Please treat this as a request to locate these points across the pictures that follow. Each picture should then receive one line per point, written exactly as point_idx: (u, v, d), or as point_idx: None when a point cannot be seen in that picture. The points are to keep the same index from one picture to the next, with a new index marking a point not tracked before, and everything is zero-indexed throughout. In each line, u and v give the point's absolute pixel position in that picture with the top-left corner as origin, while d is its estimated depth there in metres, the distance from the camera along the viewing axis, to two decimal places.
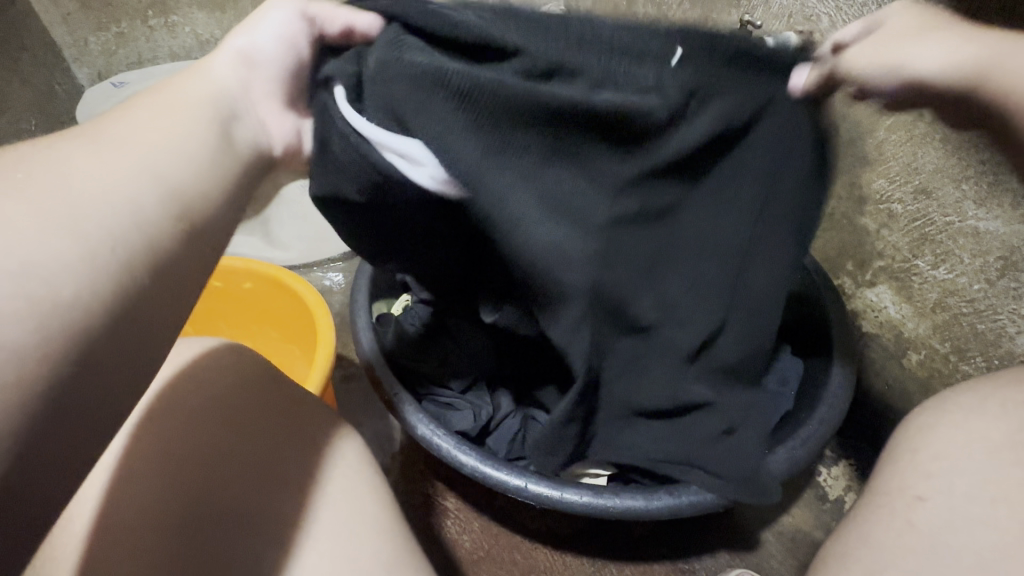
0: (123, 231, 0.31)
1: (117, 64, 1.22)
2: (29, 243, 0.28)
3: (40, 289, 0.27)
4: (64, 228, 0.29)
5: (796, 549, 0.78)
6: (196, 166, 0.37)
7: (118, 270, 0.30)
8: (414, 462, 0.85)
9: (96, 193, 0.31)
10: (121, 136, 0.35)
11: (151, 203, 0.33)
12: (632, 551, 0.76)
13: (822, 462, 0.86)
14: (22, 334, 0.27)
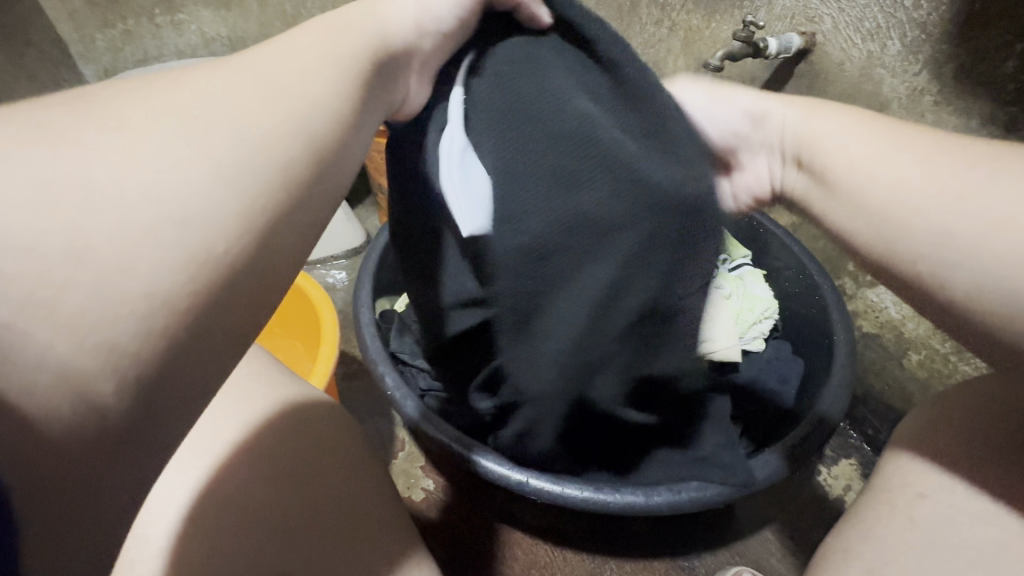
0: (263, 182, 0.31)
1: (123, 61, 1.23)
2: (182, 179, 0.28)
3: (186, 230, 0.27)
4: (218, 171, 0.29)
5: (796, 548, 0.78)
6: (335, 100, 0.37)
7: (247, 208, 0.30)
8: (417, 459, 0.86)
9: (243, 138, 0.31)
10: (271, 80, 0.35)
11: (292, 137, 0.33)
12: (635, 550, 0.76)
13: (821, 462, 0.87)
14: (162, 276, 0.26)
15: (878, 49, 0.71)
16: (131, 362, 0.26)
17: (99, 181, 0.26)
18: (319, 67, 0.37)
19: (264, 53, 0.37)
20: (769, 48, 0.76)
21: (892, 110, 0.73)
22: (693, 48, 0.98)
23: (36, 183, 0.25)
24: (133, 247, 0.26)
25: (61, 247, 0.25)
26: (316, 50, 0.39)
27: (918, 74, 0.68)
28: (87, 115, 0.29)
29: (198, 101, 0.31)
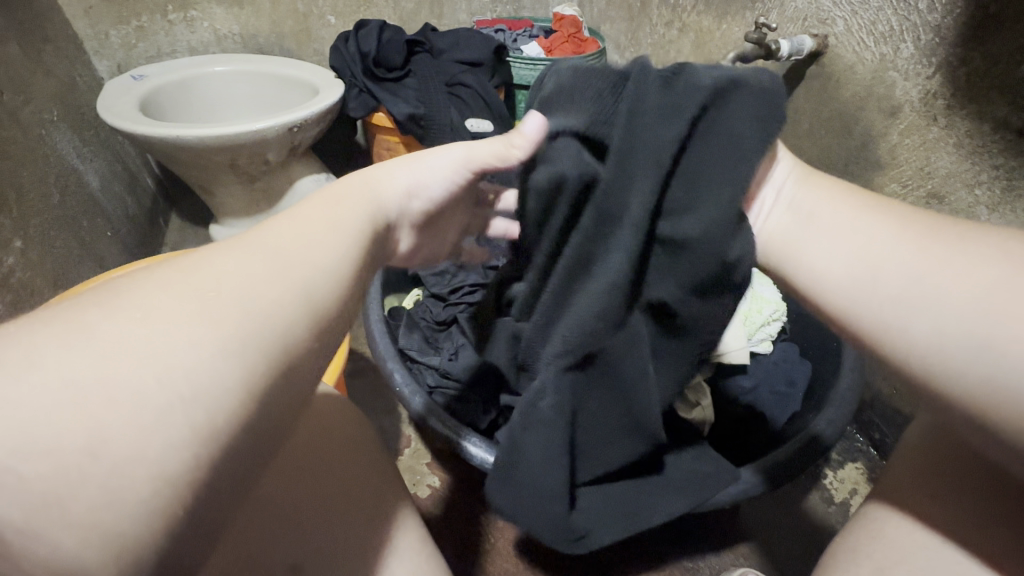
0: (272, 350, 0.28)
1: (136, 57, 1.24)
2: (191, 359, 0.25)
3: (197, 411, 0.25)
4: (229, 343, 0.27)
5: (803, 550, 0.78)
6: (324, 245, 0.34)
7: (240, 385, 0.26)
8: (422, 456, 0.86)
9: (252, 307, 0.28)
10: (286, 246, 0.33)
11: (288, 304, 0.30)
12: (641, 550, 0.76)
13: (826, 464, 0.87)
14: (171, 461, 0.24)
15: (891, 52, 0.72)
16: (138, 552, 0.23)
17: (107, 368, 0.23)
18: (334, 220, 0.36)
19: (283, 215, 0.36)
20: (781, 51, 0.77)
21: (904, 114, 0.72)
22: (704, 49, 0.98)
23: (28, 383, 0.22)
24: (140, 440, 0.23)
25: (75, 442, 0.22)
26: (327, 204, 0.38)
27: (931, 78, 0.68)
28: (93, 296, 0.27)
29: (207, 270, 0.29)
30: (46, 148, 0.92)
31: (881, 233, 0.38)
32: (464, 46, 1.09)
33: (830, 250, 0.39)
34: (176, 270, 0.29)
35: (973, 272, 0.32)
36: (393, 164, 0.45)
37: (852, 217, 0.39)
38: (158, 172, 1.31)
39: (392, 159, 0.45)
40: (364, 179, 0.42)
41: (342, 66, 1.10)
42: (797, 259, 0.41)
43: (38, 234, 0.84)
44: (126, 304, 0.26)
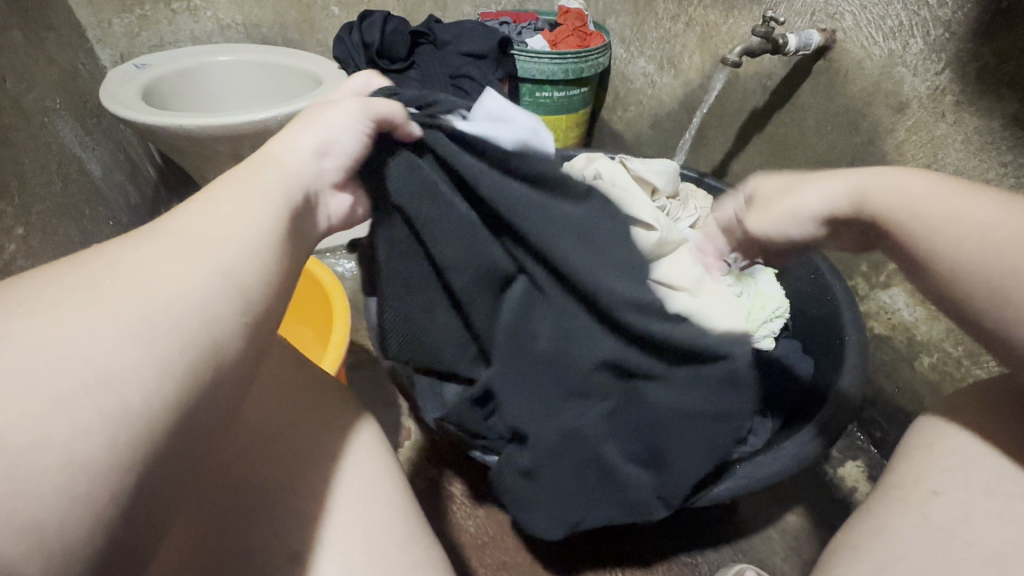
0: (184, 324, 0.28)
1: (139, 46, 1.23)
2: (89, 345, 0.25)
3: (103, 394, 0.24)
4: (136, 325, 0.26)
5: (801, 547, 0.78)
6: (242, 226, 0.33)
7: (160, 369, 0.26)
8: (422, 448, 0.86)
9: (155, 287, 0.28)
10: (193, 225, 0.32)
11: (211, 288, 0.30)
12: (638, 544, 0.76)
13: (827, 462, 0.86)
14: (81, 444, 0.23)
15: (899, 47, 0.71)
16: (58, 543, 0.23)
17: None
18: (241, 192, 0.36)
19: (190, 202, 0.34)
20: (788, 45, 0.76)
21: (912, 111, 0.72)
22: (710, 44, 0.98)
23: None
24: (41, 429, 0.23)
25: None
26: (232, 181, 0.37)
27: (940, 73, 0.67)
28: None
29: (112, 258, 0.29)
30: (48, 136, 0.92)
31: (985, 203, 0.37)
32: (469, 39, 1.08)
33: (946, 221, 0.37)
34: (83, 265, 0.29)
35: None
36: (292, 129, 0.42)
37: (946, 192, 0.38)
38: (161, 162, 1.31)
39: (288, 124, 0.43)
40: (266, 154, 0.41)
41: (345, 57, 1.10)
42: (896, 229, 0.40)
43: (40, 221, 0.84)
44: (27, 301, 0.26)
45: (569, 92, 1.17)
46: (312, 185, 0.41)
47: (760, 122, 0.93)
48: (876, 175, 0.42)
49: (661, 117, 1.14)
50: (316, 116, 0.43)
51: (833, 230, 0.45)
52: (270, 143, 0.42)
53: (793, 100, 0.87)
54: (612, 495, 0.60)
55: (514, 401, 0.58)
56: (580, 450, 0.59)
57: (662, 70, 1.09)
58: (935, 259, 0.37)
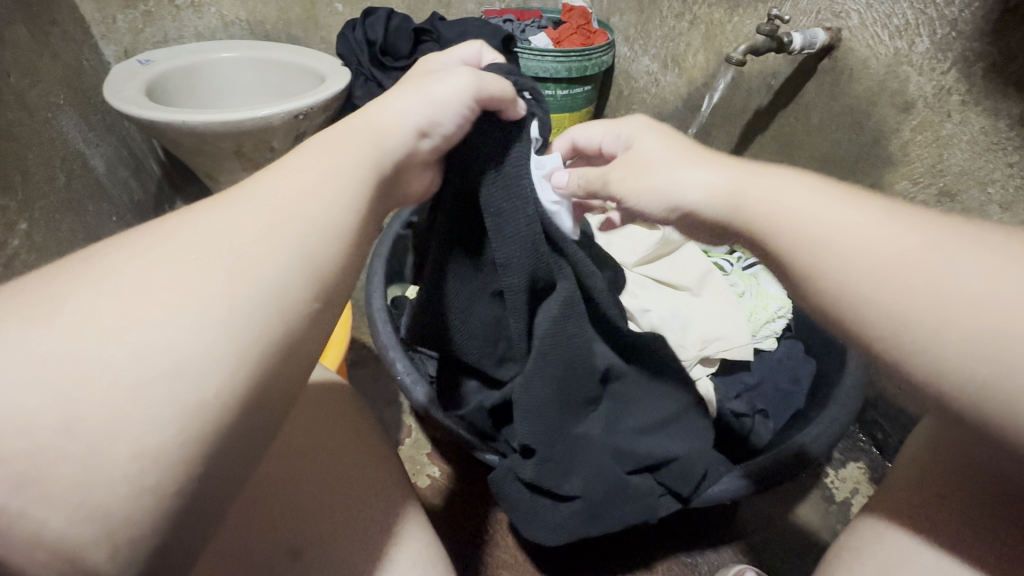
0: (267, 311, 0.28)
1: (143, 42, 1.24)
2: (171, 328, 0.25)
3: (178, 384, 0.24)
4: (213, 311, 0.26)
5: (801, 548, 0.78)
6: (331, 202, 0.33)
7: (233, 360, 0.26)
8: (422, 445, 0.86)
9: (241, 269, 0.27)
10: (271, 196, 0.31)
11: (291, 273, 0.29)
12: (639, 544, 0.76)
13: (828, 463, 0.86)
14: (153, 434, 0.23)
15: (906, 46, 0.70)
16: (123, 528, 0.23)
17: (79, 343, 0.23)
18: (328, 163, 0.34)
19: (282, 164, 0.34)
20: (793, 44, 0.76)
21: (917, 110, 0.71)
22: (714, 42, 0.97)
23: (8, 350, 0.22)
24: (117, 416, 0.23)
25: (49, 418, 0.22)
26: (327, 148, 0.35)
27: (946, 73, 0.67)
28: (81, 264, 0.27)
29: (191, 229, 0.28)
30: (53, 131, 0.92)
31: (870, 218, 0.35)
32: (472, 36, 1.08)
33: (830, 233, 0.35)
34: (162, 239, 0.28)
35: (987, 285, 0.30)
36: (396, 93, 0.41)
37: (836, 201, 0.36)
38: (164, 158, 1.31)
39: (392, 89, 0.42)
40: (364, 116, 0.39)
41: (349, 54, 1.10)
42: (772, 236, 0.38)
43: (44, 217, 0.85)
44: (106, 279, 0.25)
45: (572, 90, 1.17)
46: (409, 153, 0.41)
47: (765, 121, 0.93)
48: (743, 175, 0.40)
49: (664, 116, 1.13)
50: (431, 87, 0.41)
51: (695, 229, 0.44)
52: (376, 104, 0.41)
53: (798, 99, 0.86)
54: (623, 507, 0.59)
55: (529, 424, 0.55)
56: (588, 453, 0.59)
57: (666, 69, 1.09)
58: (822, 275, 0.35)
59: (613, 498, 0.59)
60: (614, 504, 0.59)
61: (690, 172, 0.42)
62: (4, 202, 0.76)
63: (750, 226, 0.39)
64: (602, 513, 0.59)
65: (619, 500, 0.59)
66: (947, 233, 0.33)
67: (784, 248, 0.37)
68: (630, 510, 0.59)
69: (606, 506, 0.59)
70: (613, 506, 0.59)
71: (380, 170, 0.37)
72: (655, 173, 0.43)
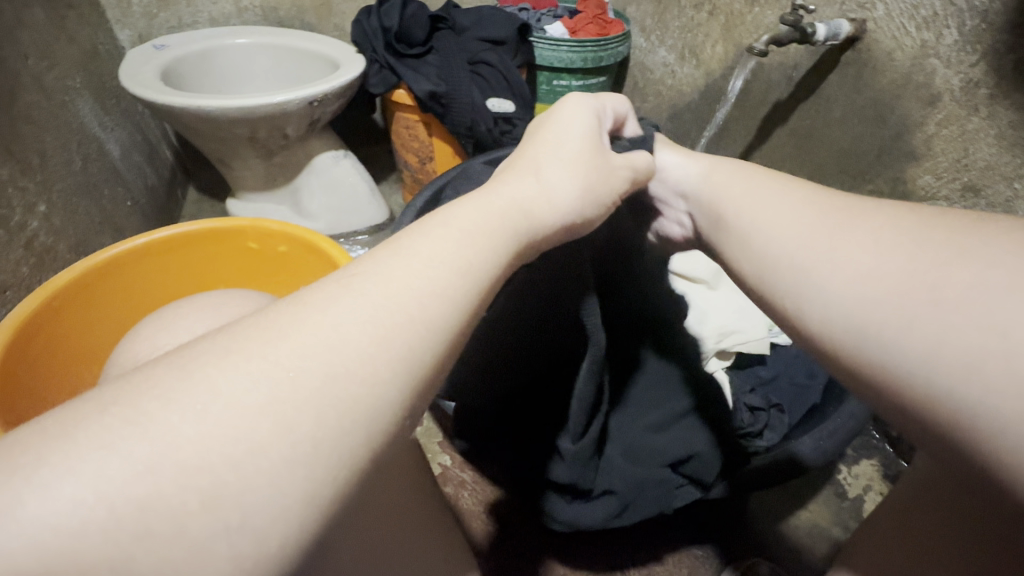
0: (352, 440, 0.24)
1: (157, 27, 1.23)
2: (287, 446, 0.22)
3: (284, 499, 0.22)
4: (329, 422, 0.23)
5: (814, 544, 0.77)
6: (449, 292, 0.29)
7: (307, 496, 0.23)
8: (434, 435, 0.86)
9: (331, 380, 0.24)
10: (405, 289, 0.27)
11: (388, 387, 0.25)
12: (653, 536, 0.76)
13: (841, 460, 0.86)
14: (253, 549, 0.22)
15: (932, 38, 0.69)
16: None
17: (193, 454, 0.21)
18: (460, 259, 0.30)
19: (408, 239, 0.30)
20: (817, 34, 0.75)
21: (943, 104, 0.70)
22: (733, 33, 0.96)
23: (118, 466, 0.20)
24: (226, 531, 0.21)
25: (157, 531, 0.20)
26: (468, 241, 0.31)
27: (975, 65, 0.66)
28: (192, 354, 0.24)
29: (313, 322, 0.25)
30: (69, 114, 0.92)
31: (793, 201, 0.42)
32: (487, 24, 1.07)
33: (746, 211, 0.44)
34: (259, 333, 0.25)
35: (855, 256, 0.35)
36: (544, 157, 0.40)
37: (779, 194, 0.43)
38: (176, 144, 1.31)
39: (539, 152, 0.41)
40: (505, 186, 0.37)
41: (364, 41, 1.09)
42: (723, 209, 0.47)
43: (61, 199, 0.85)
44: (196, 384, 0.23)
45: (587, 81, 1.16)
46: (551, 227, 0.38)
47: (784, 114, 0.91)
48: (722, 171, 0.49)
49: (680, 109, 1.12)
50: (589, 176, 0.40)
51: (670, 212, 0.54)
52: (523, 180, 0.38)
53: (818, 92, 0.85)
54: (641, 500, 0.60)
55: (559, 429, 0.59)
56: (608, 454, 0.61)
57: (683, 60, 1.08)
58: (751, 242, 0.43)
59: (634, 496, 0.60)
60: (634, 501, 0.60)
61: (668, 164, 0.53)
62: (23, 183, 0.76)
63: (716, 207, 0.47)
64: (623, 512, 0.60)
65: (640, 497, 0.60)
66: (868, 211, 0.37)
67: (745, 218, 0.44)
68: (646, 506, 0.60)
69: (626, 506, 0.60)
70: (632, 503, 0.60)
71: (510, 252, 0.34)
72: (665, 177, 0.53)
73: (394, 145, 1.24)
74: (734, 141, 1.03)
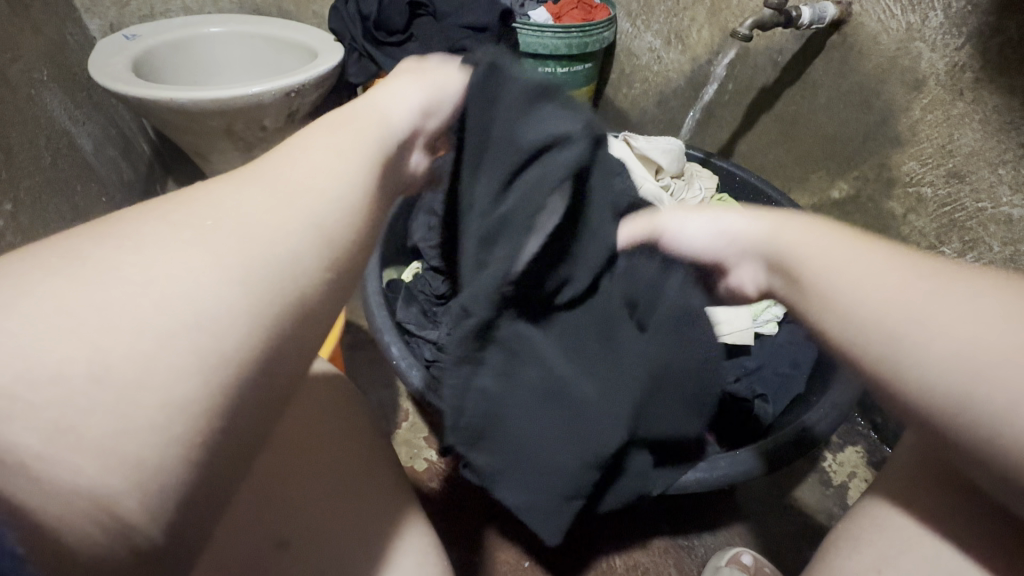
0: (269, 276, 0.27)
1: (128, 16, 1.19)
2: (195, 282, 0.25)
3: (199, 334, 0.24)
4: (228, 264, 0.26)
5: (799, 532, 0.78)
6: (331, 168, 0.33)
7: (232, 327, 0.25)
8: (420, 430, 0.86)
9: (238, 230, 0.28)
10: (285, 172, 0.32)
11: (291, 235, 0.29)
12: (633, 526, 0.76)
13: (826, 448, 0.86)
14: (178, 385, 0.23)
15: (918, 20, 0.68)
16: (151, 486, 0.22)
17: (103, 297, 0.23)
18: (339, 147, 0.35)
19: (291, 142, 0.35)
20: (801, 18, 0.73)
21: (928, 88, 0.69)
22: (719, 18, 0.94)
23: (39, 312, 0.22)
24: (156, 370, 0.23)
25: (79, 369, 0.22)
26: (329, 133, 0.35)
27: (960, 49, 0.64)
28: (92, 234, 0.26)
29: (206, 202, 0.29)
30: (35, 108, 0.89)
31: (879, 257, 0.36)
32: (469, 11, 1.04)
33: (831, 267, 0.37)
34: (161, 213, 0.28)
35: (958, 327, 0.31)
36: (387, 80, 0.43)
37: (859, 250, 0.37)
38: (154, 137, 1.28)
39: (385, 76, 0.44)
40: (365, 103, 0.40)
41: (342, 30, 1.07)
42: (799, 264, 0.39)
43: (29, 196, 0.82)
44: (104, 247, 0.25)
45: (573, 68, 1.13)
46: (410, 135, 0.42)
47: (771, 99, 0.90)
48: (771, 218, 0.43)
49: (667, 95, 1.10)
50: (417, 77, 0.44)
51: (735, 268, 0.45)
52: (358, 105, 0.40)
53: (805, 77, 0.84)
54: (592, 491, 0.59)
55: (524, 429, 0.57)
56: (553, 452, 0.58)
57: (670, 46, 1.05)
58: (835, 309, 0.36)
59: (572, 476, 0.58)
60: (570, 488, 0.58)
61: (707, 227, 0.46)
62: None
63: (786, 260, 0.40)
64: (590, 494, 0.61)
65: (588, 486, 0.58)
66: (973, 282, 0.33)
67: (854, 261, 0.36)
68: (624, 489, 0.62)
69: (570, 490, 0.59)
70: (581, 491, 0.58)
71: (383, 145, 0.38)
72: (714, 229, 0.45)
73: None
74: (720, 128, 1.02)
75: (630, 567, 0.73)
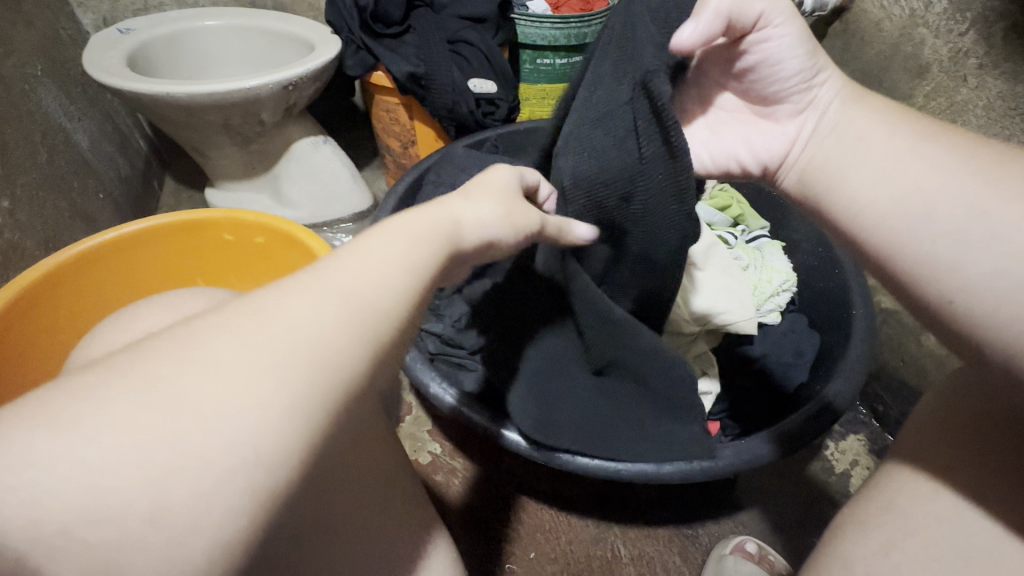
0: (326, 414, 0.26)
1: (122, 10, 1.18)
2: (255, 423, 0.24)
3: (256, 472, 0.24)
4: (290, 399, 0.25)
5: (802, 521, 0.78)
6: (399, 286, 0.30)
7: (283, 466, 0.25)
8: (424, 423, 0.86)
9: (300, 359, 0.25)
10: (352, 289, 0.28)
11: (354, 366, 0.27)
12: (637, 513, 0.77)
13: (829, 436, 0.86)
14: (229, 521, 0.23)
15: (921, 7, 0.68)
16: None
17: (168, 432, 0.22)
18: (413, 260, 0.31)
19: (362, 243, 0.31)
20: (804, 5, 0.73)
21: (932, 75, 0.68)
22: None
23: (101, 446, 0.21)
24: (208, 509, 0.23)
25: (140, 506, 0.22)
26: (404, 243, 0.31)
27: (964, 34, 0.64)
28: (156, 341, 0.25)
29: (272, 315, 0.26)
30: (31, 105, 0.88)
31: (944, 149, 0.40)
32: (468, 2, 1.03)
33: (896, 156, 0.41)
34: (224, 321, 0.26)
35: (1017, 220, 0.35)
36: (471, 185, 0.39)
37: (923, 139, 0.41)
38: (149, 132, 1.27)
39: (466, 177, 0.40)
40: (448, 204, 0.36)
41: (339, 22, 1.05)
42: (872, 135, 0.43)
43: (26, 193, 0.82)
44: (166, 370, 0.23)
45: (572, 59, 1.12)
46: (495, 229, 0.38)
47: None
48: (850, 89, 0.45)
49: None
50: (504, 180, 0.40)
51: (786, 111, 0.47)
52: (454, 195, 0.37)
53: None
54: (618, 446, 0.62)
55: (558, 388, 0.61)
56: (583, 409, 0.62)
57: None
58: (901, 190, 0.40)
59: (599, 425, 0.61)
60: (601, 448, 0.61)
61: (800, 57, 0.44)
62: None
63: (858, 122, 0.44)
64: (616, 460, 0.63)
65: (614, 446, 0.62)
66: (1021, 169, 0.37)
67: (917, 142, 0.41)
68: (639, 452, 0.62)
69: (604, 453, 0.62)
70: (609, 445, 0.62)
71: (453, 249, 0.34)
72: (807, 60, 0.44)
73: (376, 130, 1.21)
74: None
75: (635, 556, 0.74)
